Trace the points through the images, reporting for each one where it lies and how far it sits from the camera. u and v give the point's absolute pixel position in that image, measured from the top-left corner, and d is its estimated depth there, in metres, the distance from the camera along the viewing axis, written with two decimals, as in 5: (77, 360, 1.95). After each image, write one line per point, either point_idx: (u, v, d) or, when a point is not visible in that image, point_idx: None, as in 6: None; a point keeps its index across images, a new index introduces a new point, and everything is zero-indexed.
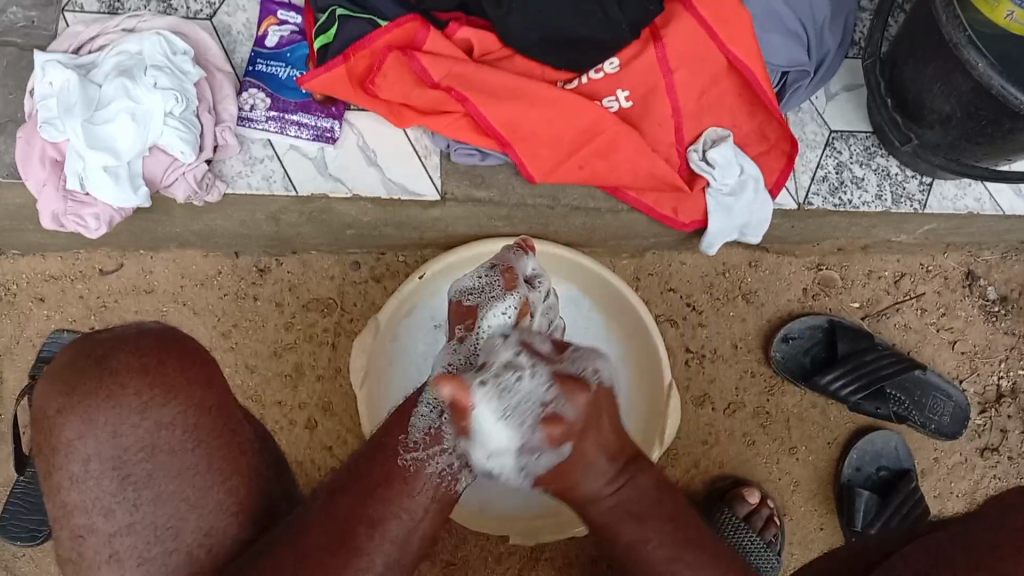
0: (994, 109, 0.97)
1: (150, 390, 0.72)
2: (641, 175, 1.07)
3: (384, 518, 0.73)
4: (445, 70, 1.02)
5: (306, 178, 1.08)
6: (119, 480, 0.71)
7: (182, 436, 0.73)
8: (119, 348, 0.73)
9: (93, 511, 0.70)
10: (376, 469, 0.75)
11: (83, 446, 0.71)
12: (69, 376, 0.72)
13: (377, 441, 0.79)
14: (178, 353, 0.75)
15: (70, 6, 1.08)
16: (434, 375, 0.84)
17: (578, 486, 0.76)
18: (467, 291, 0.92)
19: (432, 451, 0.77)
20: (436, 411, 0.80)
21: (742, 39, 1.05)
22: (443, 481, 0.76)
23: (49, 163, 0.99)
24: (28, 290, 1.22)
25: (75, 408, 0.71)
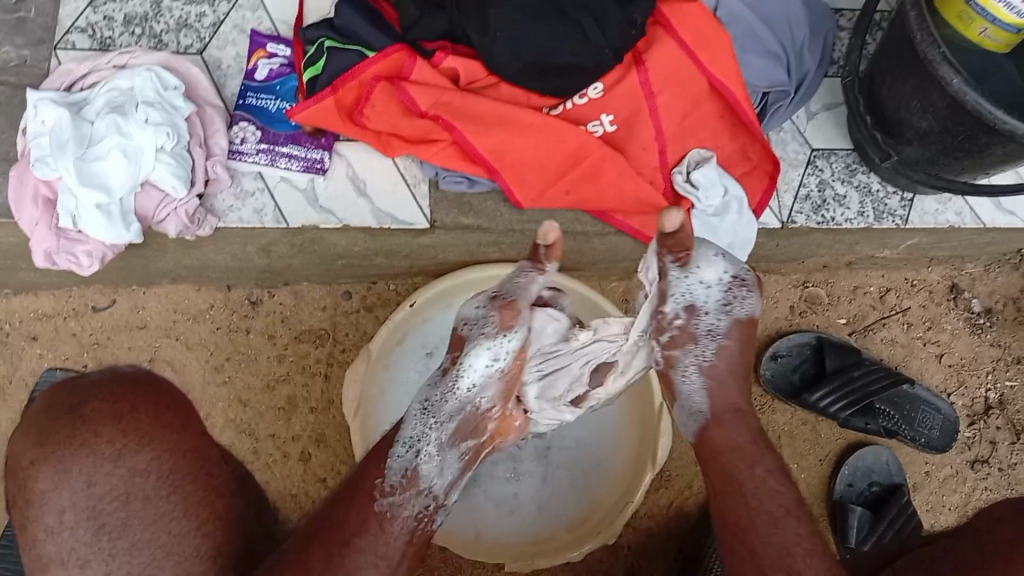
0: (970, 124, 0.99)
1: (124, 436, 0.66)
2: (627, 198, 1.09)
3: (358, 568, 0.73)
4: (432, 99, 1.04)
5: (297, 210, 1.09)
6: (94, 530, 0.65)
7: (156, 482, 0.66)
8: (92, 394, 0.67)
9: (68, 565, 0.64)
10: (349, 517, 0.76)
11: (56, 498, 0.64)
12: (43, 425, 0.66)
13: (353, 484, 0.81)
14: (153, 396, 0.69)
15: (61, 44, 1.09)
16: (409, 414, 0.87)
17: (739, 365, 0.86)
18: (466, 319, 0.87)
19: (407, 496, 0.81)
20: (411, 455, 0.83)
21: (723, 62, 1.07)
22: (419, 522, 0.81)
23: (41, 202, 1.00)
24: (20, 329, 1.22)
25: (47, 459, 0.65)
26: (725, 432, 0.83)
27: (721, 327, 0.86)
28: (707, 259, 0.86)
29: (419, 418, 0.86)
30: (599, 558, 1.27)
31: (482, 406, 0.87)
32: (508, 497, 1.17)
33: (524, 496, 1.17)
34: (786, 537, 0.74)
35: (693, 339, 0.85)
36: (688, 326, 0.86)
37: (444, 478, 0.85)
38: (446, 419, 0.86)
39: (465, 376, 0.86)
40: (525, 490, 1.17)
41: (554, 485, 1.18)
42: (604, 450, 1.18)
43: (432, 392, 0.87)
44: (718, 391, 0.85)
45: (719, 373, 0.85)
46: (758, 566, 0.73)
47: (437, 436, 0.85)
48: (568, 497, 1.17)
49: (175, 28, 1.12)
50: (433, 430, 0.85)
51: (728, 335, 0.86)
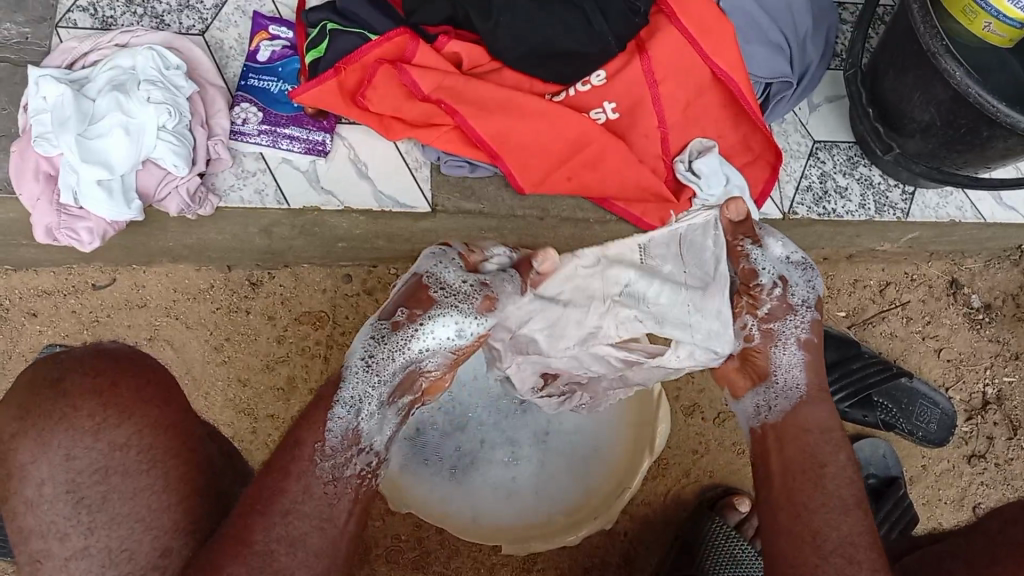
0: (973, 117, 0.99)
1: (104, 411, 0.74)
2: (629, 186, 1.09)
3: (302, 534, 0.74)
4: (434, 83, 1.04)
5: (298, 191, 1.09)
6: (74, 503, 0.72)
7: (136, 456, 0.74)
8: (73, 370, 0.75)
9: (49, 536, 0.72)
10: (291, 484, 0.76)
11: (37, 470, 0.73)
12: (25, 399, 0.74)
13: (291, 447, 0.78)
14: (136, 369, 0.78)
15: (63, 22, 1.09)
16: (349, 370, 0.82)
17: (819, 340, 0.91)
18: (444, 283, 0.84)
19: (349, 456, 0.80)
20: (351, 415, 0.81)
21: (725, 50, 1.07)
22: (362, 480, 0.81)
23: (43, 177, 1.00)
24: (20, 305, 1.22)
25: (29, 432, 0.73)
26: (819, 413, 0.87)
27: (810, 299, 0.90)
28: (778, 236, 0.91)
29: (361, 375, 0.82)
30: (596, 543, 1.28)
31: (429, 362, 0.84)
32: (507, 481, 1.17)
33: (522, 481, 1.17)
34: (850, 525, 0.79)
35: (787, 312, 0.89)
36: (783, 297, 0.89)
37: (383, 433, 0.84)
38: (388, 378, 0.83)
39: (419, 337, 0.82)
40: (523, 475, 1.17)
41: (552, 470, 1.17)
42: (602, 437, 1.18)
43: (376, 346, 0.82)
44: (813, 366, 0.90)
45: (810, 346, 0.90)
46: (817, 549, 0.78)
47: (380, 395, 0.83)
48: (565, 483, 1.17)
49: (177, 9, 1.12)
50: (377, 384, 0.82)
51: (820, 306, 0.91)
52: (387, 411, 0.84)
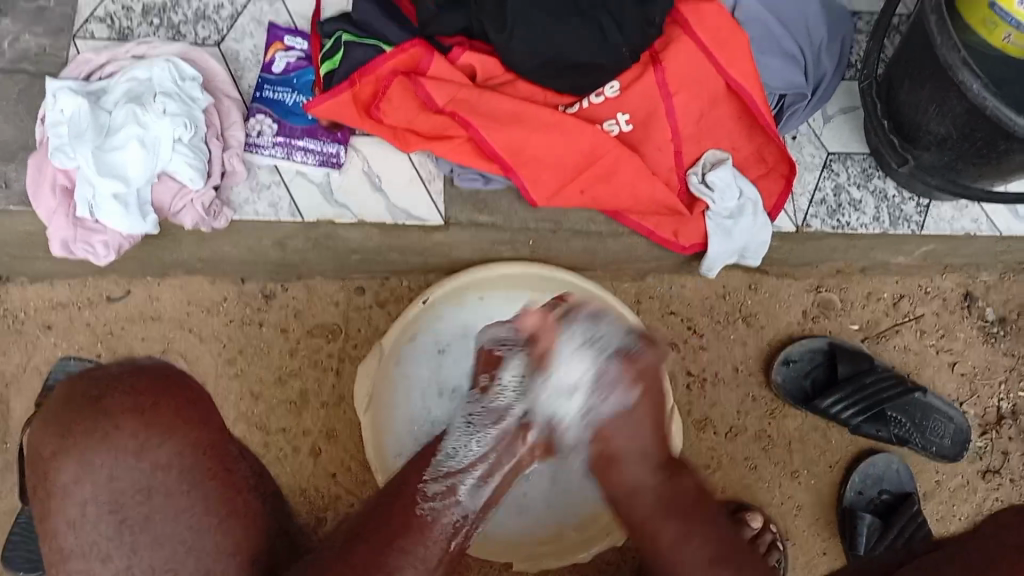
0: (990, 130, 0.99)
1: (146, 430, 0.73)
2: (642, 200, 1.09)
3: (398, 569, 0.76)
4: (448, 95, 1.04)
5: (311, 204, 1.09)
6: (116, 524, 0.71)
7: (178, 478, 0.73)
8: (114, 389, 0.74)
9: (91, 556, 0.71)
10: (393, 517, 0.80)
11: (79, 489, 0.71)
12: (64, 418, 0.73)
13: (396, 488, 0.85)
14: (173, 392, 0.75)
15: (80, 33, 1.10)
16: (453, 427, 0.91)
17: (622, 452, 0.88)
18: (501, 340, 0.92)
19: (447, 502, 0.84)
20: (459, 457, 0.88)
21: (739, 61, 1.07)
22: (457, 531, 0.84)
23: (60, 191, 1.00)
24: (35, 318, 1.22)
25: (70, 451, 0.71)
26: (629, 438, 0.88)
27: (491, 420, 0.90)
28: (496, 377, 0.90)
29: (463, 430, 0.90)
30: (609, 558, 1.27)
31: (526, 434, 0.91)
32: (518, 496, 1.17)
33: (534, 495, 1.17)
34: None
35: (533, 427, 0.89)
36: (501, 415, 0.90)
37: (596, 379, 0.87)
38: (490, 422, 0.90)
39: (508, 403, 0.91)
40: (534, 489, 1.17)
41: (565, 483, 1.17)
42: None
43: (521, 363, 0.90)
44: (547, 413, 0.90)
45: (646, 378, 0.88)
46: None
47: (481, 449, 0.89)
48: (580, 496, 1.17)
49: (193, 20, 1.13)
50: (578, 342, 0.88)
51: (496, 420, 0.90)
52: (609, 365, 0.87)
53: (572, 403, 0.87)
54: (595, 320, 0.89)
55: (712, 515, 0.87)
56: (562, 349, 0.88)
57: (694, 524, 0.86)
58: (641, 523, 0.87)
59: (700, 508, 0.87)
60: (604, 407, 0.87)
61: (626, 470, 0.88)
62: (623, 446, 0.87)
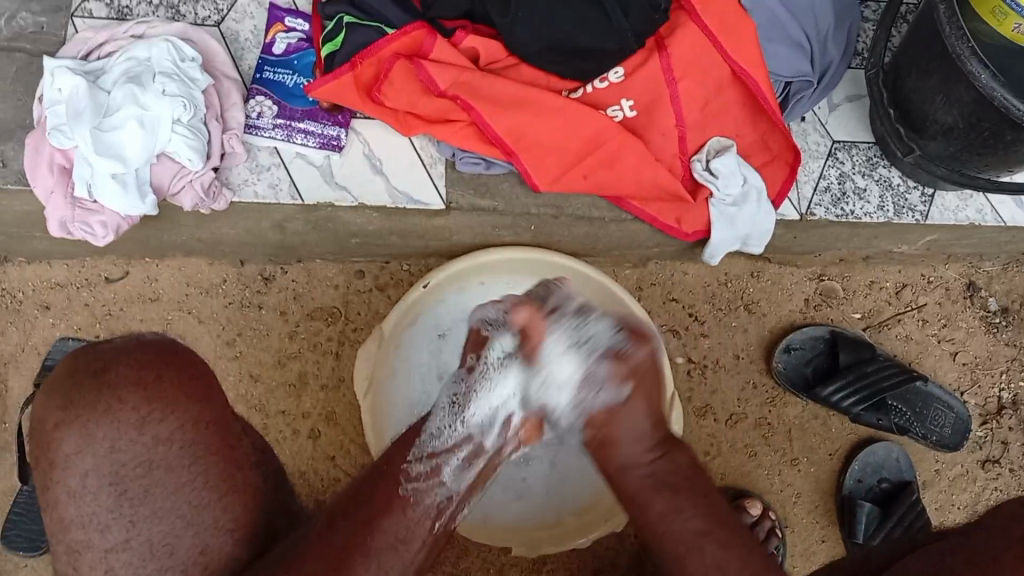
0: (997, 120, 0.98)
1: (148, 405, 0.71)
2: (645, 185, 1.08)
3: (378, 549, 0.75)
4: (450, 79, 1.03)
5: (312, 187, 1.08)
6: (116, 495, 0.70)
7: (180, 451, 0.72)
8: (118, 361, 0.72)
9: (90, 527, 0.69)
10: (376, 498, 0.78)
11: (81, 459, 0.70)
12: (67, 389, 0.71)
13: (381, 467, 0.83)
14: (173, 364, 0.74)
15: (78, 12, 1.09)
16: (437, 408, 0.90)
17: (621, 437, 0.85)
18: (488, 320, 0.91)
19: (430, 483, 0.83)
20: (442, 439, 0.87)
21: (745, 45, 1.07)
22: (438, 511, 0.82)
23: (57, 170, 1.00)
24: (33, 298, 1.22)
25: (73, 423, 0.70)
26: (630, 420, 0.85)
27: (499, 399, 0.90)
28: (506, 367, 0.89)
29: (447, 410, 0.90)
30: (607, 544, 1.26)
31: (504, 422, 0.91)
32: (518, 482, 1.16)
33: (533, 482, 1.17)
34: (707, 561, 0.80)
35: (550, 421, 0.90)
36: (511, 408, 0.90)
37: (584, 378, 0.86)
38: (472, 410, 0.90)
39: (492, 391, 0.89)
40: (534, 474, 1.16)
41: (564, 470, 1.16)
42: None
43: (568, 334, 0.87)
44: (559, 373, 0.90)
45: (637, 373, 0.85)
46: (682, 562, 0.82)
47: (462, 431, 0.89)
48: (577, 482, 1.16)
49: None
50: (562, 346, 0.87)
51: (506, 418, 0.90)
52: (604, 366, 0.85)
53: (561, 398, 0.87)
54: (583, 320, 0.87)
55: (708, 491, 0.85)
56: (551, 348, 0.87)
57: (684, 497, 0.84)
58: (634, 495, 0.85)
59: (694, 483, 0.86)
60: (594, 401, 0.85)
61: (621, 452, 0.86)
62: (619, 434, 0.85)
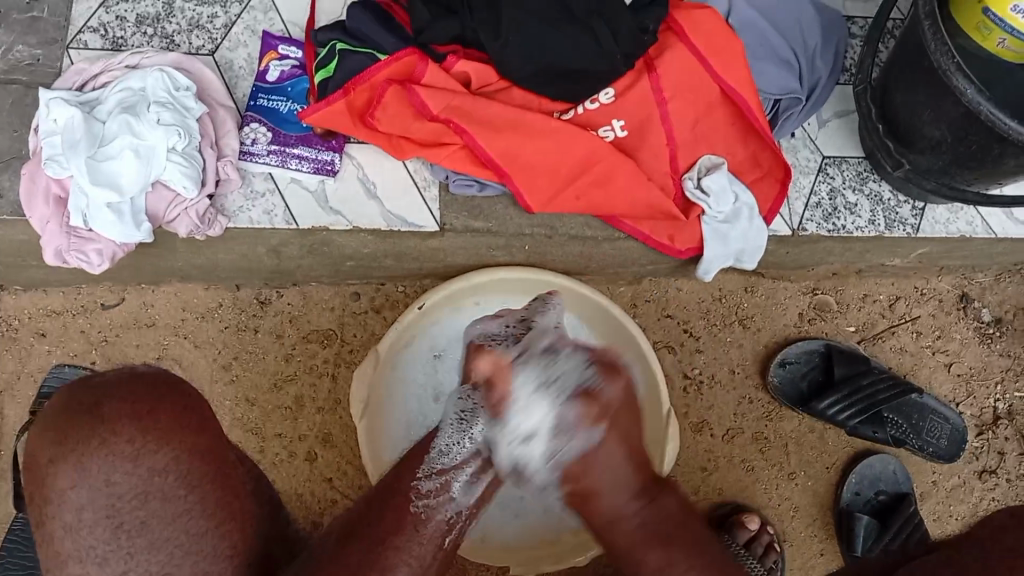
0: (985, 135, 0.99)
1: (143, 436, 0.70)
2: (637, 205, 1.08)
3: (392, 565, 0.77)
4: (443, 103, 1.04)
5: (306, 211, 1.09)
6: (113, 528, 0.70)
7: (176, 482, 0.71)
8: (112, 394, 0.71)
9: (88, 561, 0.69)
10: (387, 515, 0.81)
11: (77, 494, 0.69)
12: (60, 424, 0.70)
13: (389, 485, 0.86)
14: (171, 398, 0.73)
15: (73, 43, 1.10)
16: (445, 423, 0.93)
17: (600, 487, 0.83)
18: (493, 336, 0.93)
19: (440, 500, 0.86)
20: (452, 454, 0.91)
21: (734, 66, 1.08)
22: (450, 528, 0.86)
23: (53, 200, 1.00)
24: (29, 325, 1.22)
25: (67, 457, 0.69)
26: (608, 468, 0.82)
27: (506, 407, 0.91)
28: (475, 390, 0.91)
29: (455, 425, 0.93)
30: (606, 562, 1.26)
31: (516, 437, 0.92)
32: (516, 500, 1.17)
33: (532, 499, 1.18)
34: None
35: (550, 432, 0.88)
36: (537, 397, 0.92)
37: (556, 422, 0.82)
38: (480, 426, 0.92)
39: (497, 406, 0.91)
40: None
41: None
42: None
43: (536, 375, 0.85)
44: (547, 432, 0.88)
45: (614, 412, 0.81)
46: None
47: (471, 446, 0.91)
48: None
49: (187, 29, 1.13)
50: (532, 387, 0.85)
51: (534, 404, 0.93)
52: (578, 424, 0.81)
53: (532, 448, 0.84)
54: (551, 360, 0.85)
55: (700, 539, 0.84)
56: (518, 393, 0.86)
57: (676, 549, 0.83)
58: (625, 551, 0.85)
59: (684, 532, 0.84)
60: (565, 452, 0.82)
61: (606, 502, 0.84)
62: (598, 482, 0.82)
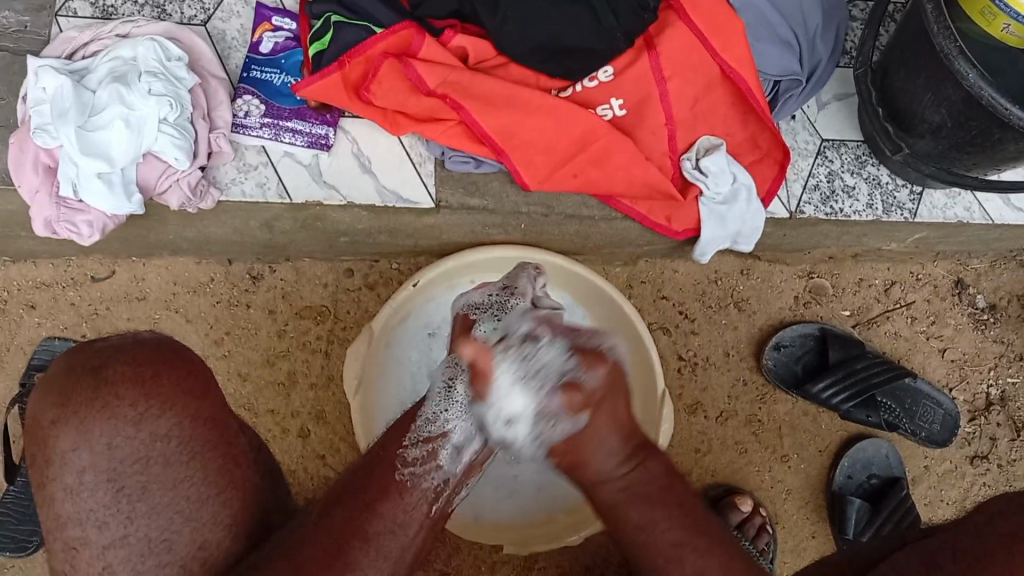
0: (985, 119, 0.98)
1: (146, 401, 0.70)
2: (635, 184, 1.08)
3: (376, 535, 0.73)
4: (440, 78, 1.02)
5: (300, 185, 1.08)
6: (114, 492, 0.69)
7: (178, 447, 0.71)
8: (116, 359, 0.71)
9: (87, 524, 0.69)
10: (372, 483, 0.77)
11: (77, 457, 0.69)
12: (63, 387, 0.70)
13: (375, 455, 0.82)
14: (172, 362, 0.73)
15: (63, 11, 1.08)
16: (432, 392, 0.89)
17: (588, 460, 0.76)
18: (477, 303, 0.90)
19: (427, 468, 0.81)
20: (439, 423, 0.86)
21: (736, 47, 1.06)
22: (436, 497, 0.80)
23: (42, 169, 0.99)
24: (19, 297, 1.21)
25: (69, 419, 0.69)
26: (596, 437, 0.75)
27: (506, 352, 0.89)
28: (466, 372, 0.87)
29: (442, 394, 0.88)
30: (598, 542, 1.26)
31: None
32: (509, 479, 1.17)
33: (524, 479, 1.17)
34: None
35: None
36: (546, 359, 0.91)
37: (539, 410, 0.76)
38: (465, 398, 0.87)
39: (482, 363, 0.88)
40: (525, 472, 1.17)
41: None
42: None
43: (514, 367, 0.79)
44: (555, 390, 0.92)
45: (596, 402, 0.74)
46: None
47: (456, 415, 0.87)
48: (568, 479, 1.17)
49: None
50: (508, 377, 0.79)
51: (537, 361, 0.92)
52: (562, 412, 0.74)
53: (516, 431, 0.79)
54: (530, 352, 0.79)
55: (684, 498, 0.77)
56: (500, 381, 0.80)
57: (660, 507, 0.76)
58: (606, 512, 0.77)
59: (672, 490, 0.77)
60: (551, 434, 0.76)
61: (593, 466, 0.76)
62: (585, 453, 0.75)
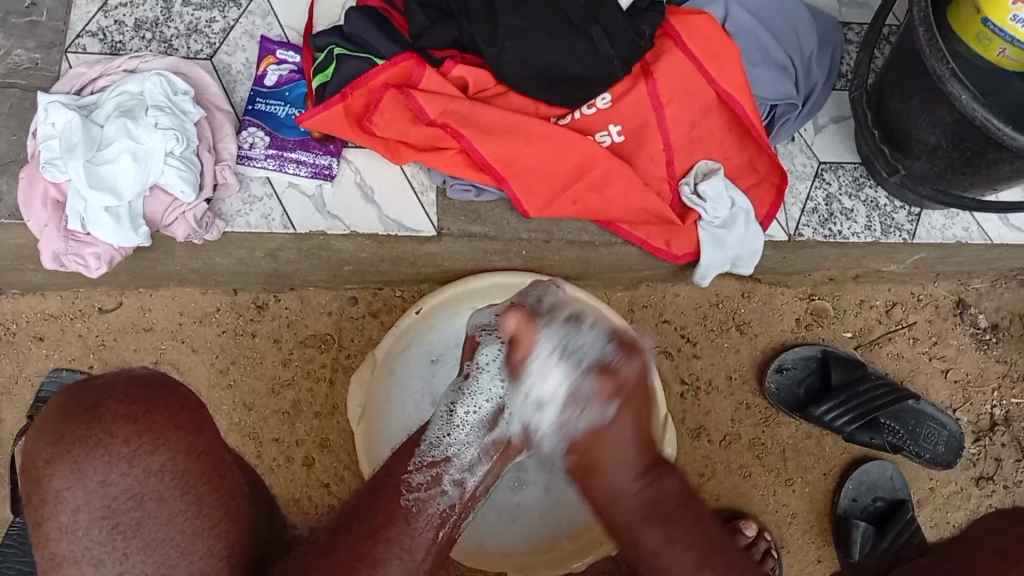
0: (979, 141, 0.99)
1: (139, 437, 0.68)
2: (634, 210, 1.09)
3: (383, 560, 0.74)
4: (441, 107, 1.04)
5: (305, 216, 1.09)
6: (108, 530, 0.67)
7: (172, 483, 0.69)
8: (110, 395, 0.70)
9: (83, 562, 0.67)
10: (377, 509, 0.78)
11: (71, 496, 0.67)
12: (58, 425, 0.69)
13: (379, 480, 0.83)
14: (166, 396, 0.71)
15: (72, 48, 1.10)
16: (435, 418, 0.90)
17: (604, 463, 0.82)
18: (483, 324, 0.94)
19: (433, 492, 0.82)
20: (441, 448, 0.87)
21: (730, 72, 1.09)
22: (444, 521, 0.81)
23: (50, 204, 1.00)
24: (26, 329, 1.22)
25: (64, 459, 0.68)
26: (614, 445, 0.82)
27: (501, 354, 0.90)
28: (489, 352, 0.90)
29: (445, 417, 0.90)
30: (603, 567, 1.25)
31: (511, 425, 0.89)
32: (513, 506, 1.17)
33: (528, 507, 1.17)
34: None
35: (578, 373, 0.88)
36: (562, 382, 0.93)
37: (572, 393, 0.84)
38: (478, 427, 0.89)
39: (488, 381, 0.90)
40: (528, 499, 1.17)
41: (558, 493, 1.17)
42: None
43: (558, 336, 0.86)
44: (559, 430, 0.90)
45: (629, 393, 0.83)
46: None
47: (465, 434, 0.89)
48: (571, 508, 1.16)
49: (185, 34, 1.13)
50: (549, 354, 0.86)
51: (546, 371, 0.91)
52: (593, 396, 0.83)
53: (545, 413, 0.85)
54: (574, 328, 0.87)
55: (700, 515, 0.80)
56: (539, 357, 0.86)
57: (677, 528, 0.79)
58: (625, 527, 0.81)
59: (686, 512, 0.80)
60: (578, 421, 0.83)
61: (609, 479, 0.82)
62: (603, 456, 0.82)
